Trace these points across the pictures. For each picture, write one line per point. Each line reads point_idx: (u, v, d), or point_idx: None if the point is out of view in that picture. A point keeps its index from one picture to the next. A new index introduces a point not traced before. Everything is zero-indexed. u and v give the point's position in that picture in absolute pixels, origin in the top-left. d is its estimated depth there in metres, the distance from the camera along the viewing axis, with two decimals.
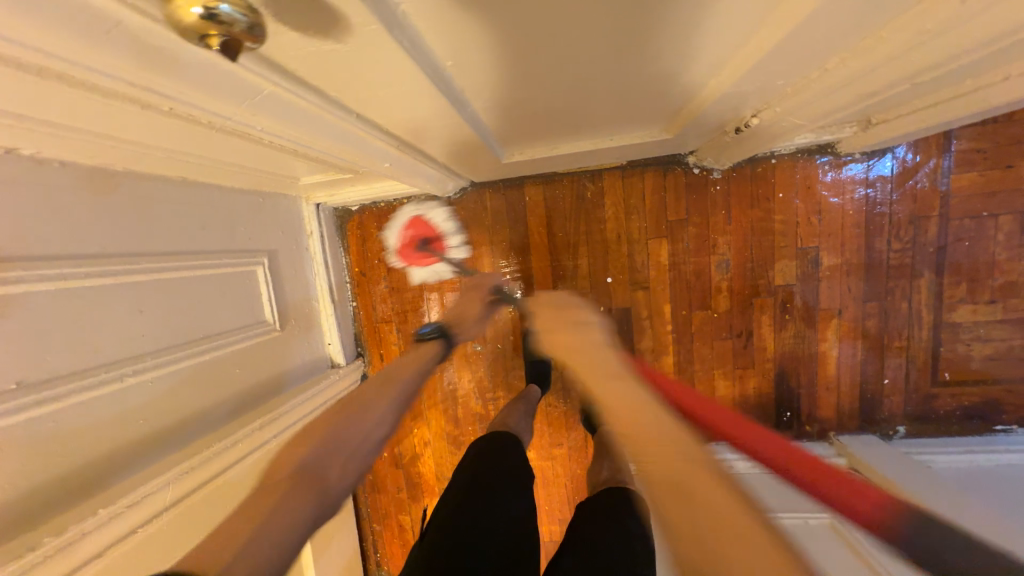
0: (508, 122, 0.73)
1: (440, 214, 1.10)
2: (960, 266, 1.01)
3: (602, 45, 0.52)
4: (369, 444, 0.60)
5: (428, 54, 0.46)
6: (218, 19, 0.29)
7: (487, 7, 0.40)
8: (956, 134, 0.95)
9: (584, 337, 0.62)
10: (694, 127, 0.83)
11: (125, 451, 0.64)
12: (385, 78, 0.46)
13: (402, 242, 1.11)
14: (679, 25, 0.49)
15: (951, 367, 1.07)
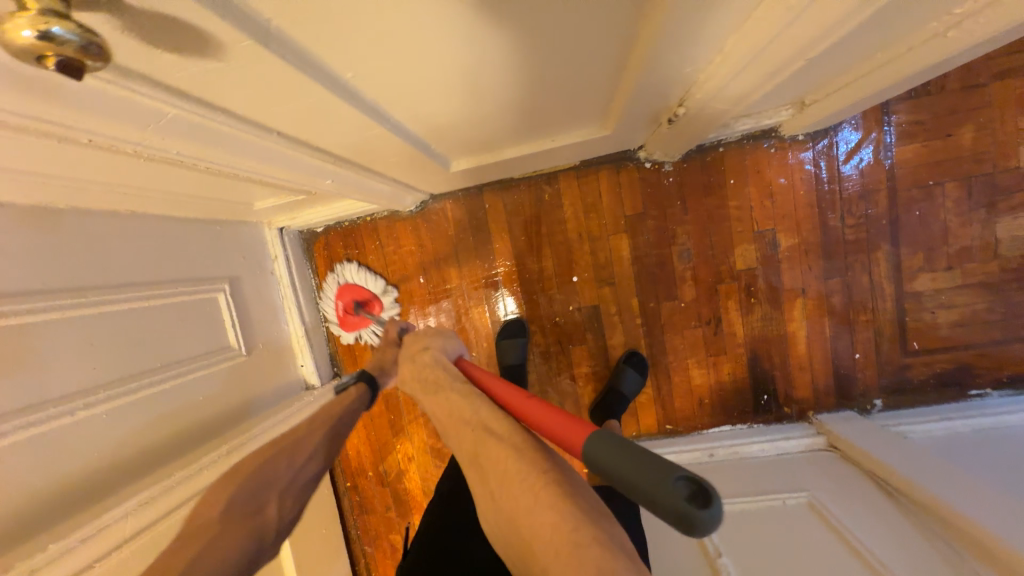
0: (448, 137, 0.76)
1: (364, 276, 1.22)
2: (914, 235, 1.05)
3: (508, 67, 0.55)
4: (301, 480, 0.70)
5: (358, 96, 0.51)
6: (52, 40, 0.25)
7: (396, 63, 0.47)
8: (894, 108, 1.02)
9: (434, 366, 0.65)
10: (626, 126, 0.84)
11: (96, 473, 0.68)
12: (291, 112, 0.49)
13: (339, 310, 1.24)
14: (574, 35, 0.51)
15: (919, 336, 1.09)
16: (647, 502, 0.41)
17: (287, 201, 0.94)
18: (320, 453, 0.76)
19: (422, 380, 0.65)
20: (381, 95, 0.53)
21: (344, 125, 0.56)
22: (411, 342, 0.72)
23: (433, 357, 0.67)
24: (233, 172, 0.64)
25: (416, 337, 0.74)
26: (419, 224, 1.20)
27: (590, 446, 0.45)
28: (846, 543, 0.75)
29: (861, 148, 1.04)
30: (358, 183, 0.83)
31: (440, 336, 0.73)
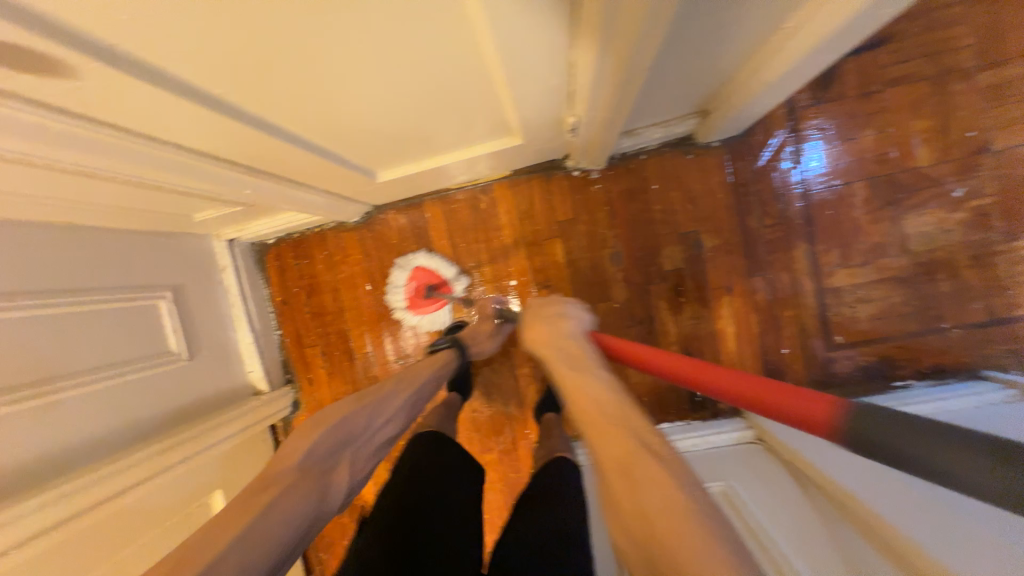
0: (358, 148, 0.83)
1: (434, 261, 1.22)
2: (827, 233, 1.10)
3: (380, 87, 0.62)
4: (369, 436, 0.77)
5: (235, 108, 0.58)
6: None
7: (260, 82, 0.54)
8: (799, 116, 1.09)
9: (570, 336, 0.75)
10: (532, 136, 0.91)
11: (22, 466, 0.72)
12: (170, 119, 0.55)
13: (410, 294, 1.23)
14: (429, 59, 0.57)
15: (841, 329, 1.13)
16: (953, 485, 0.34)
17: (225, 214, 0.99)
18: (399, 415, 0.85)
19: (565, 351, 0.71)
20: (261, 107, 0.60)
21: (233, 134, 0.63)
22: (540, 306, 0.87)
23: (569, 326, 0.78)
24: (151, 183, 0.70)
25: (542, 301, 0.90)
26: (365, 234, 1.26)
27: (860, 429, 0.41)
28: (751, 531, 0.78)
29: (775, 153, 1.10)
30: (282, 194, 0.89)
31: (572, 307, 0.85)
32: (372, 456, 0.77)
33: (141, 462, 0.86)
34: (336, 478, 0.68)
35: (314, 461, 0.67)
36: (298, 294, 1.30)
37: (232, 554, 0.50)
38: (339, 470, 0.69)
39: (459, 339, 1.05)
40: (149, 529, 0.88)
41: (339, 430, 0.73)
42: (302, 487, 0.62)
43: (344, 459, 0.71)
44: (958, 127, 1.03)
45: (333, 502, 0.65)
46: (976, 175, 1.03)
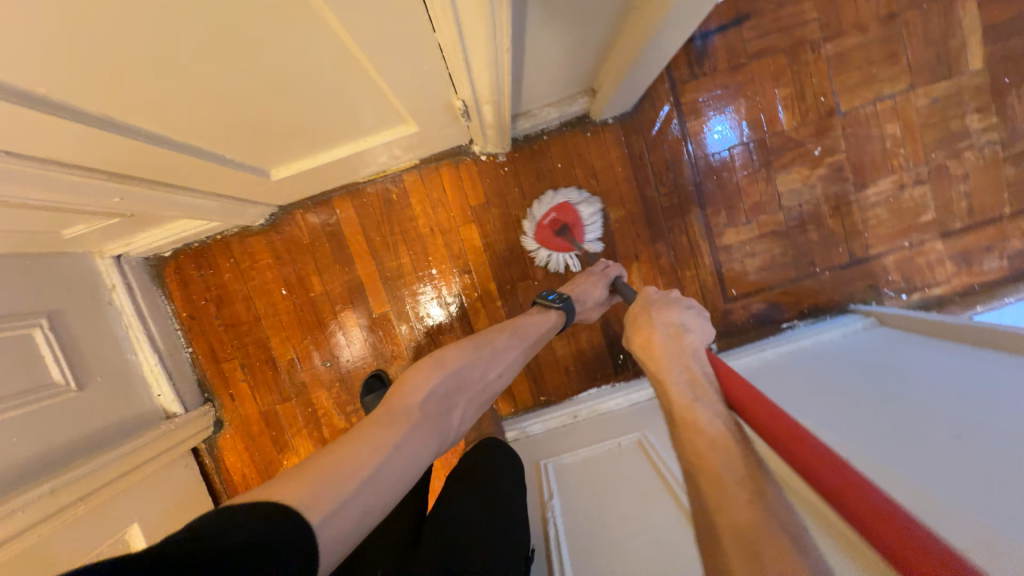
0: (241, 148, 0.79)
1: (594, 216, 1.19)
2: (715, 197, 1.21)
3: (240, 82, 0.60)
4: (480, 383, 0.85)
5: (75, 111, 0.54)
6: None
7: (98, 83, 0.51)
8: (681, 90, 1.18)
9: (679, 348, 0.74)
10: (426, 122, 0.91)
11: None
12: (0, 127, 0.51)
13: (545, 223, 1.18)
14: (287, 49, 0.57)
15: (735, 283, 1.25)
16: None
17: (102, 228, 0.90)
18: (506, 369, 0.92)
19: (685, 380, 0.69)
20: (102, 108, 0.55)
21: (69, 138, 0.57)
22: (637, 319, 0.84)
23: (691, 345, 0.75)
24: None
25: (642, 308, 0.86)
26: (273, 237, 1.20)
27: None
28: (657, 471, 0.85)
29: (664, 126, 1.19)
30: (162, 201, 0.83)
31: (683, 313, 0.82)
32: (473, 408, 0.85)
33: (23, 510, 0.77)
34: (448, 420, 0.77)
35: (432, 404, 0.74)
36: (206, 307, 1.22)
37: (358, 497, 0.54)
38: (450, 416, 0.77)
39: (571, 302, 1.01)
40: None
41: (455, 377, 0.80)
42: (421, 428, 0.70)
43: (455, 405, 0.79)
44: (812, 94, 1.16)
45: (443, 442, 0.74)
46: (830, 135, 1.18)
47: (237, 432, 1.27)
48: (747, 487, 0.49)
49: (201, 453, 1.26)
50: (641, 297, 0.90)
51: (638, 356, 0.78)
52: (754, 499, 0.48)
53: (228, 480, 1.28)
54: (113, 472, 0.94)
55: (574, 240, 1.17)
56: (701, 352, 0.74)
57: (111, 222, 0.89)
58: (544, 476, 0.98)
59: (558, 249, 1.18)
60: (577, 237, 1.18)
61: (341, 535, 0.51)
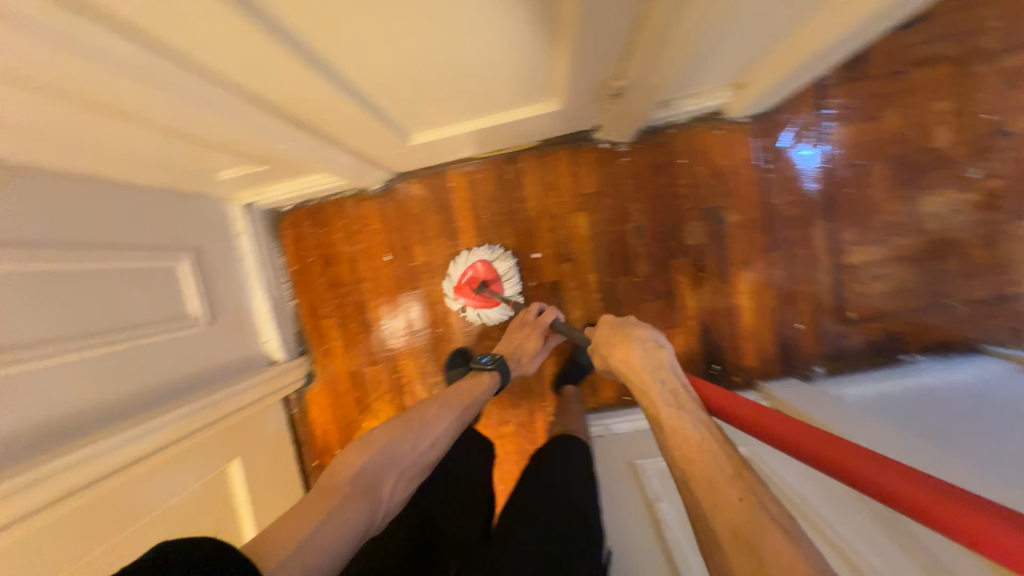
0: (403, 107, 0.81)
1: (509, 268, 1.18)
2: (846, 211, 1.13)
3: (441, 27, 0.61)
4: (418, 455, 0.83)
5: (296, 40, 0.56)
6: None
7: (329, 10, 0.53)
8: (826, 94, 1.10)
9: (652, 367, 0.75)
10: (573, 100, 0.90)
11: (39, 429, 0.67)
12: (228, 50, 0.54)
13: (463, 281, 1.19)
14: None
15: (853, 306, 1.17)
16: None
17: (252, 173, 0.95)
18: (445, 437, 0.89)
19: (669, 390, 0.70)
20: (319, 40, 0.58)
21: (280, 74, 0.61)
22: (614, 335, 0.85)
23: (669, 359, 0.76)
24: (202, 128, 0.68)
25: (613, 330, 0.86)
26: (385, 203, 1.23)
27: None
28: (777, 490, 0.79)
29: (801, 130, 1.12)
30: (316, 153, 0.86)
31: (657, 336, 0.82)
32: (413, 480, 0.82)
33: (162, 427, 0.83)
34: (382, 490, 0.75)
35: (364, 477, 0.75)
36: (315, 264, 1.27)
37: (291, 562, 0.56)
38: (384, 486, 0.76)
39: (502, 359, 1.05)
40: (177, 494, 0.87)
41: (386, 454, 0.79)
42: (352, 501, 0.70)
43: (389, 478, 0.78)
44: (977, 110, 1.06)
45: (377, 515, 0.72)
46: (990, 157, 1.07)
47: (325, 387, 1.32)
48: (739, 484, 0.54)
49: (291, 403, 1.32)
50: (603, 323, 0.92)
51: (623, 376, 0.79)
52: (744, 496, 0.52)
53: (311, 433, 1.33)
54: (227, 407, 0.99)
55: (492, 294, 1.17)
56: (678, 368, 0.75)
57: (261, 168, 0.92)
58: (642, 475, 0.96)
59: (481, 306, 1.18)
60: (496, 291, 1.18)
61: None
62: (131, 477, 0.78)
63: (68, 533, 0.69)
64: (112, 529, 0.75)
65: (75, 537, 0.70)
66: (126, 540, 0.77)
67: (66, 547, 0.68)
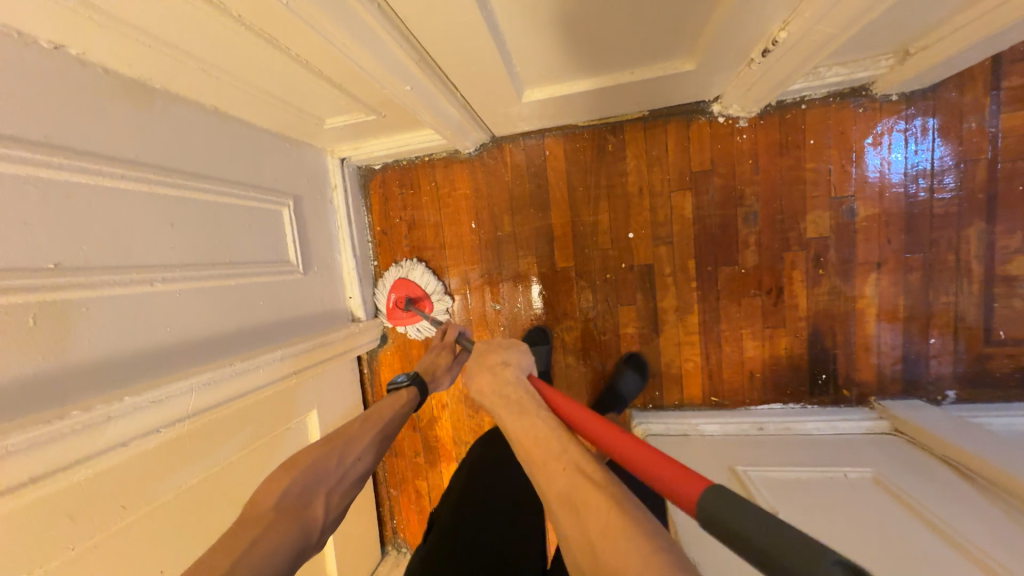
0: (529, 53, 0.76)
1: (427, 279, 1.23)
2: (1015, 213, 0.96)
3: None
4: (349, 475, 0.71)
5: None
6: None
7: None
8: (1006, 71, 0.93)
9: (515, 387, 0.67)
10: (713, 60, 0.80)
11: (153, 353, 0.66)
12: None
13: (390, 305, 1.25)
14: None
15: (1007, 325, 1.00)
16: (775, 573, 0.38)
17: (358, 122, 0.93)
18: (371, 453, 0.76)
19: (514, 409, 0.63)
20: None
21: None
22: (484, 354, 0.76)
23: (513, 377, 0.69)
24: (335, 56, 0.65)
25: (484, 351, 0.77)
26: (476, 168, 1.19)
27: (703, 505, 0.43)
28: (907, 504, 0.70)
29: (968, 114, 0.96)
30: (431, 101, 0.81)
31: (518, 350, 0.76)
32: (349, 495, 0.70)
33: (261, 367, 0.82)
34: (312, 512, 0.64)
35: (290, 500, 0.63)
36: (400, 225, 1.25)
37: None
38: (315, 506, 0.64)
39: (421, 376, 0.92)
40: (258, 438, 0.87)
41: (311, 471, 0.66)
42: (280, 526, 0.59)
43: (321, 495, 0.66)
44: None
45: (313, 538, 0.62)
46: None
47: (397, 350, 1.31)
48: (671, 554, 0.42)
49: (363, 361, 1.32)
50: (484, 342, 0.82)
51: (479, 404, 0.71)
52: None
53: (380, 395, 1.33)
54: (313, 356, 0.98)
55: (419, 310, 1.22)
56: (522, 378, 0.69)
57: (369, 116, 0.90)
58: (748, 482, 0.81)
59: (415, 323, 1.23)
60: (427, 307, 1.23)
61: None
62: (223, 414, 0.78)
63: (165, 460, 0.69)
64: (198, 461, 0.74)
65: (171, 464, 0.70)
66: (208, 476, 0.76)
67: (161, 475, 0.68)
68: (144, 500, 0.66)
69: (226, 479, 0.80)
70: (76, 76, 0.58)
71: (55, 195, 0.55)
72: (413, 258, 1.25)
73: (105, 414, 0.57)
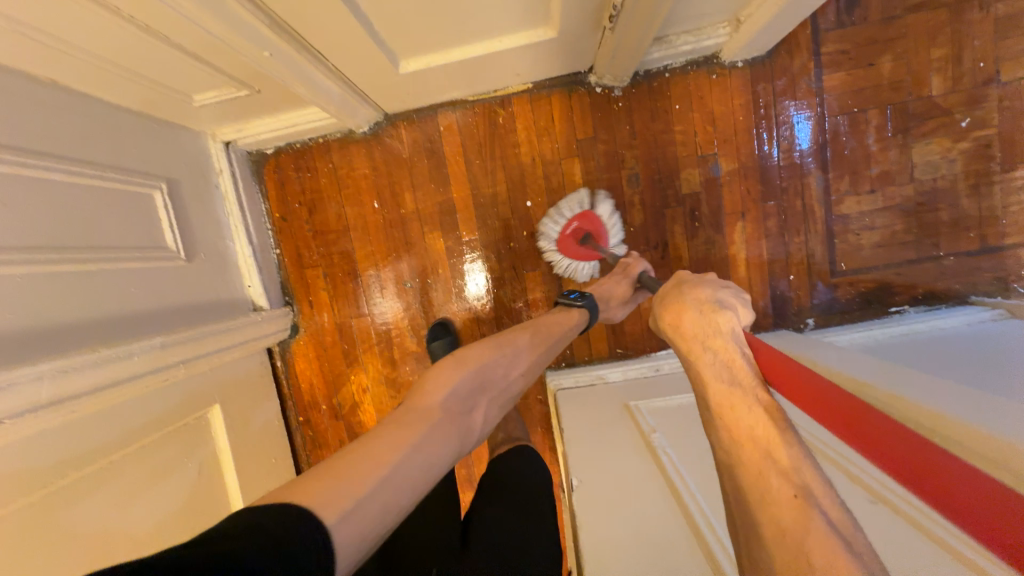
0: (394, 23, 0.78)
1: (614, 219, 1.12)
2: (840, 161, 1.13)
3: None
4: (505, 386, 0.76)
5: None
6: None
7: None
8: (822, 39, 1.09)
9: (722, 338, 0.63)
10: (569, 26, 0.87)
11: None
12: None
13: (565, 233, 1.12)
14: None
15: (846, 257, 1.17)
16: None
17: (230, 98, 0.90)
18: (529, 370, 0.82)
19: (721, 362, 0.60)
20: None
21: None
22: (683, 292, 0.71)
23: (729, 326, 0.64)
24: (179, 20, 0.64)
25: (679, 289, 0.73)
26: (373, 147, 1.19)
27: None
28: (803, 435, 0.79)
29: (799, 76, 1.10)
30: (301, 72, 0.81)
31: (726, 290, 0.71)
32: (499, 406, 0.74)
33: (136, 355, 0.78)
34: (471, 420, 0.66)
35: (455, 402, 0.65)
36: (299, 210, 1.22)
37: (373, 497, 0.48)
38: (475, 415, 0.68)
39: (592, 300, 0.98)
40: (147, 434, 0.82)
41: (479, 377, 0.71)
42: None
43: (479, 404, 0.69)
44: (970, 58, 1.06)
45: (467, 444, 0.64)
46: (983, 106, 1.07)
47: (311, 339, 1.28)
48: (792, 480, 0.48)
49: (274, 354, 1.27)
50: (671, 279, 0.79)
51: (671, 337, 0.68)
52: (800, 493, 0.47)
53: (296, 387, 1.29)
54: (207, 344, 0.95)
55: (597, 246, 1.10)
56: (737, 331, 0.64)
57: (243, 92, 0.88)
58: (637, 415, 0.90)
59: (585, 259, 1.13)
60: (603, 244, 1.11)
61: (360, 537, 0.45)
62: (93, 407, 0.73)
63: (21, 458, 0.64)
64: (64, 458, 0.69)
65: (29, 461, 0.65)
66: (82, 475, 0.71)
67: (16, 475, 0.63)
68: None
69: (110, 476, 0.76)
70: None
71: None
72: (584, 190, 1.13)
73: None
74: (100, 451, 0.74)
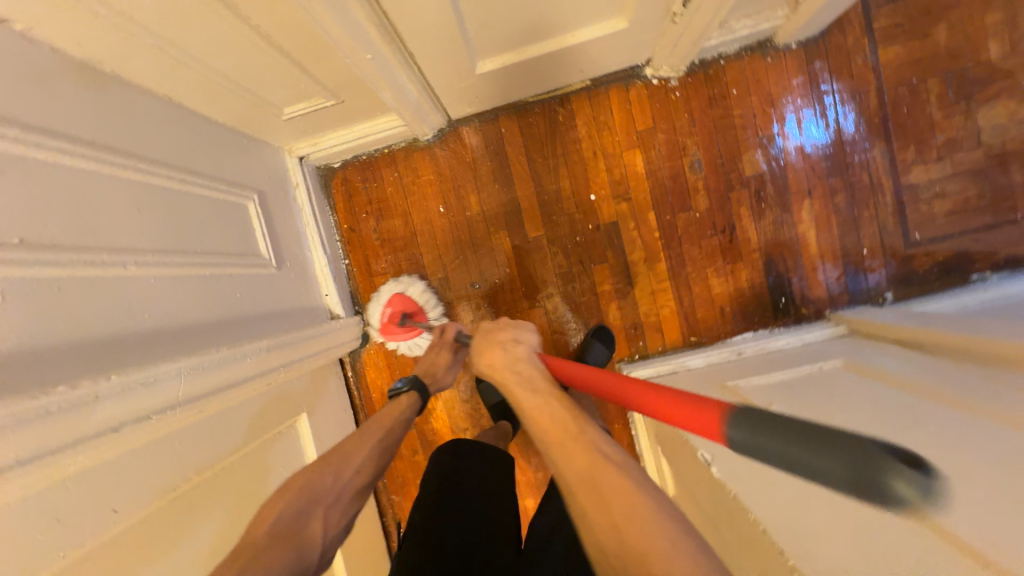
0: (482, 23, 0.82)
1: (422, 291, 1.22)
2: (905, 131, 1.13)
3: None
4: (343, 488, 0.73)
5: None
6: None
7: None
8: (875, 15, 1.11)
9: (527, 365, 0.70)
10: (643, 15, 0.90)
11: (133, 341, 0.63)
12: None
13: (384, 319, 1.21)
14: None
15: (920, 226, 1.15)
16: (810, 474, 0.41)
17: (317, 109, 0.93)
18: (373, 461, 0.80)
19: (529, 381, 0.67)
20: None
21: None
22: (491, 332, 0.78)
23: (524, 355, 0.72)
24: (304, 25, 0.68)
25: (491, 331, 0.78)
26: (437, 153, 1.22)
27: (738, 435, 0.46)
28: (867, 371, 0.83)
29: (852, 53, 1.12)
30: (391, 76, 0.84)
31: (525, 330, 0.78)
32: (349, 509, 0.73)
33: (249, 356, 0.79)
34: (309, 533, 0.65)
35: (285, 520, 0.64)
36: (366, 219, 1.25)
37: None
38: (312, 526, 0.66)
39: (419, 379, 0.95)
40: (254, 438, 0.82)
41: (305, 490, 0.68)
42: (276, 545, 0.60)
43: (318, 513, 0.68)
44: None
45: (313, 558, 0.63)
46: None
47: (381, 348, 1.28)
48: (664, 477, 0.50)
49: (345, 364, 1.28)
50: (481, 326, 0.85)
51: (489, 378, 0.74)
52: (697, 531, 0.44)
53: (369, 397, 1.28)
54: (301, 349, 0.96)
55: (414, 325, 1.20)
56: (532, 356, 0.72)
57: (332, 103, 0.92)
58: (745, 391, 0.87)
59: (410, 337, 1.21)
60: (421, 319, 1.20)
61: None
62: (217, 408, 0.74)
63: (159, 457, 0.64)
64: (195, 457, 0.70)
65: (172, 456, 0.66)
66: (206, 477, 0.71)
67: (160, 473, 0.64)
68: (139, 502, 0.61)
69: (228, 477, 0.76)
70: (23, 53, 0.56)
71: (17, 172, 0.53)
72: (410, 275, 1.24)
73: (88, 393, 0.54)
74: (222, 451, 0.75)
